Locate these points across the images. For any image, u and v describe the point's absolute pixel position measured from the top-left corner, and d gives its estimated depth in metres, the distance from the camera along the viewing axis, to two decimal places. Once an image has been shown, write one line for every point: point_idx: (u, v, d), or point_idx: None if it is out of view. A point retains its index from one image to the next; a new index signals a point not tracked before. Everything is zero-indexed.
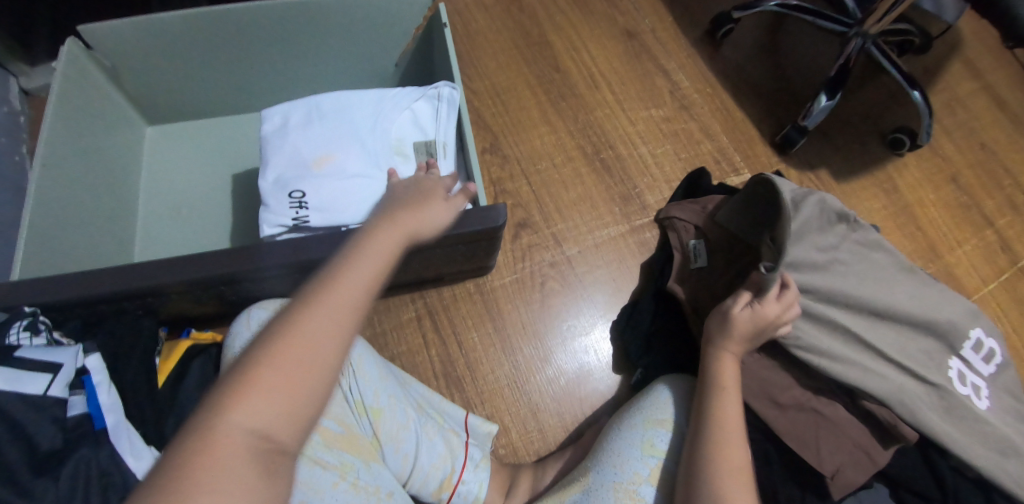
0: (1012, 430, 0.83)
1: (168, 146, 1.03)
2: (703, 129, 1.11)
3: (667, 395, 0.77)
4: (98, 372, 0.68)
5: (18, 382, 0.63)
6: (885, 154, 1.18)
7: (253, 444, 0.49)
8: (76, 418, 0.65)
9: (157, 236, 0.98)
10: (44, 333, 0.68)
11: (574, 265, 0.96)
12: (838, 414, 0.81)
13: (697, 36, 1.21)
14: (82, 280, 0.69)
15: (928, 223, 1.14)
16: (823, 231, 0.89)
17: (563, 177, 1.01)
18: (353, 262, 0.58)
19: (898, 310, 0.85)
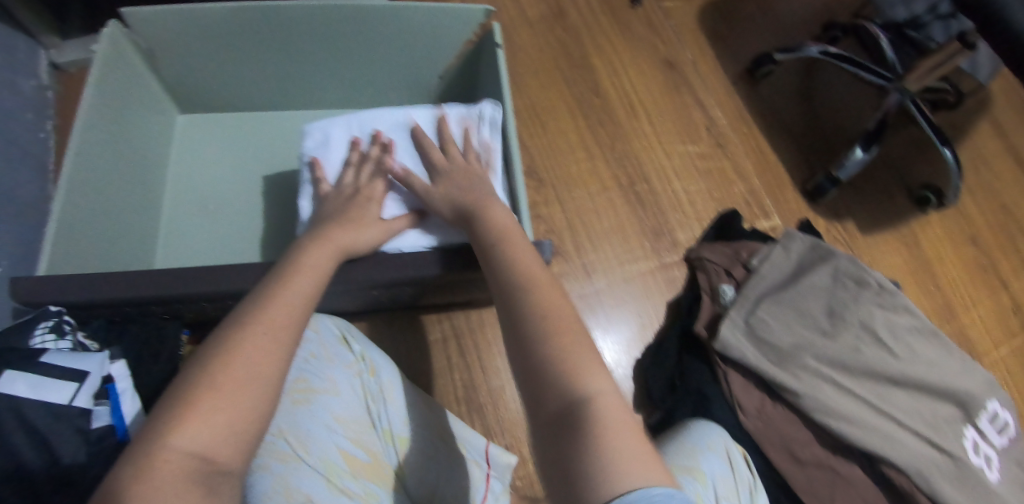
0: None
1: (197, 136, 1.00)
2: (737, 168, 1.11)
3: (692, 442, 0.76)
4: (121, 380, 0.65)
5: (43, 390, 0.59)
6: (910, 209, 1.17)
7: (192, 463, 0.53)
8: (99, 432, 0.61)
9: (178, 230, 0.94)
10: (69, 336, 0.65)
11: (603, 297, 0.96)
12: (855, 475, 0.82)
13: (737, 72, 1.20)
14: (110, 283, 0.66)
15: (948, 283, 1.14)
16: (846, 295, 0.90)
17: (597, 206, 1.01)
18: (287, 287, 0.64)
19: (918, 379, 0.86)
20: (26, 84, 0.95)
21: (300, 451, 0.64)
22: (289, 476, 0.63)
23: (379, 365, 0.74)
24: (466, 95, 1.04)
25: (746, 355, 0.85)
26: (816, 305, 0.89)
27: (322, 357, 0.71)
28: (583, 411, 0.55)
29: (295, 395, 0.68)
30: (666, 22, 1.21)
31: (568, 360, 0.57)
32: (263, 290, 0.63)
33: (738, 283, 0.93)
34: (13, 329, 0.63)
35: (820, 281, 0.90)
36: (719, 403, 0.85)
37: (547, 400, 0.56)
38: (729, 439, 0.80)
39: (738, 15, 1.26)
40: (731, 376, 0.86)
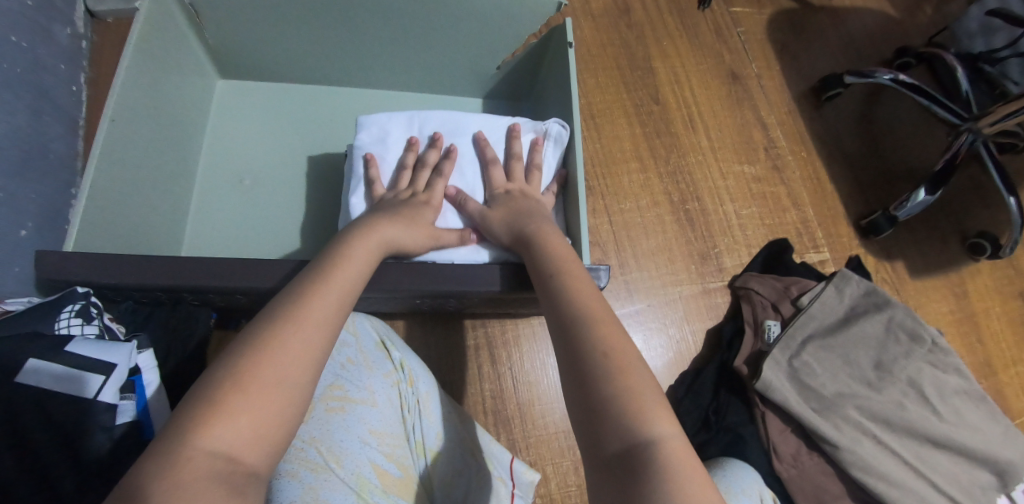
0: None
1: (237, 104, 0.95)
2: (792, 196, 1.07)
3: (727, 485, 0.74)
4: (149, 372, 0.62)
5: (69, 381, 0.56)
6: (962, 256, 1.13)
7: (220, 467, 0.46)
8: (124, 428, 0.59)
9: (210, 201, 0.89)
10: (96, 320, 0.61)
11: (642, 318, 0.93)
12: None
13: (802, 92, 1.15)
14: (144, 268, 0.63)
15: (991, 337, 1.10)
16: (896, 349, 0.86)
17: (645, 222, 0.97)
18: (334, 278, 0.58)
19: (960, 443, 0.83)
20: (63, 33, 0.85)
21: (332, 462, 0.62)
22: (318, 486, 0.60)
23: (416, 375, 0.73)
24: (523, 88, 1.00)
25: (789, 399, 0.83)
26: (863, 356, 0.86)
27: (360, 365, 0.69)
28: (648, 457, 0.49)
29: (329, 403, 0.66)
30: (734, 29, 1.15)
31: (632, 399, 0.52)
32: (307, 279, 0.58)
33: (784, 320, 0.90)
34: (37, 311, 0.59)
35: (872, 329, 0.87)
36: (754, 444, 0.83)
37: (606, 443, 0.51)
38: (762, 484, 0.78)
39: (809, 29, 1.20)
40: (769, 418, 0.83)
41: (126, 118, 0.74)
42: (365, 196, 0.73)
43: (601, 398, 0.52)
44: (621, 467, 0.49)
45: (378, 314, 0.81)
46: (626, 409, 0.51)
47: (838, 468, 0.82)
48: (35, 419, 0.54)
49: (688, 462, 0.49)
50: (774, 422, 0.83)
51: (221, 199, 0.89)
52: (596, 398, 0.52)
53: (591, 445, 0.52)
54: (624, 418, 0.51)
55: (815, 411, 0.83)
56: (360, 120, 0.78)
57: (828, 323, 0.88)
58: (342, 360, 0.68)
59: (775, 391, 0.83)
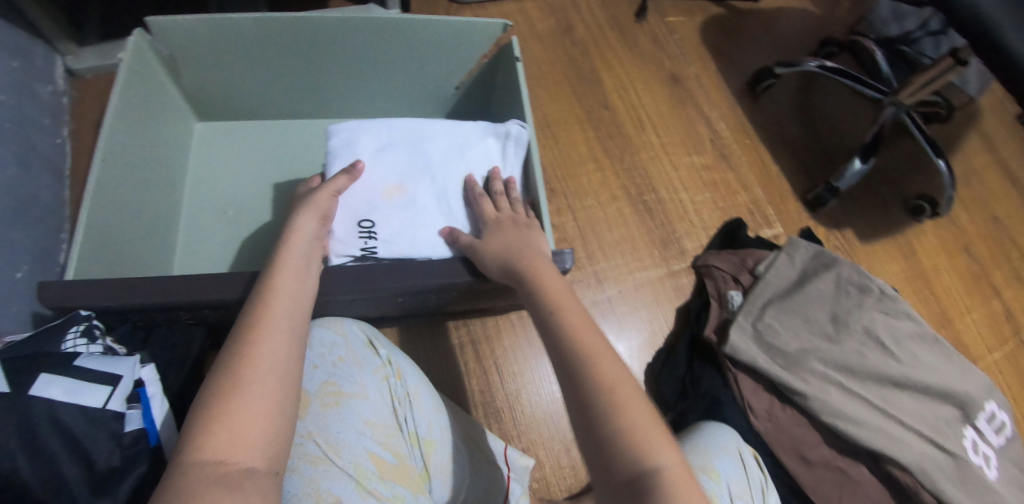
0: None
1: (216, 144, 1.01)
2: (741, 180, 1.15)
3: (706, 445, 0.78)
4: (152, 385, 0.67)
5: (78, 393, 0.60)
6: (906, 219, 1.22)
7: (217, 472, 0.50)
8: (132, 435, 0.63)
9: (198, 236, 0.94)
10: (99, 340, 0.66)
11: (615, 304, 0.98)
12: (861, 474, 0.84)
13: (738, 87, 1.24)
14: (142, 289, 0.67)
15: (943, 290, 1.20)
16: (848, 302, 0.92)
17: (607, 215, 1.03)
18: (283, 283, 0.62)
19: (920, 382, 0.88)
20: (46, 91, 0.91)
21: (330, 454, 0.65)
22: (319, 477, 0.63)
23: (404, 369, 0.76)
24: (480, 105, 1.07)
25: (756, 359, 0.88)
26: (820, 312, 0.92)
27: (351, 363, 0.72)
28: (652, 487, 0.52)
29: (325, 400, 0.68)
30: (670, 37, 1.25)
31: (633, 428, 0.55)
32: (257, 292, 0.61)
33: (744, 290, 0.96)
34: (45, 333, 0.64)
35: (824, 289, 0.93)
36: (731, 404, 0.88)
37: (615, 470, 0.54)
38: (740, 440, 0.81)
39: (739, 30, 1.30)
40: (741, 379, 0.88)
41: (113, 162, 0.79)
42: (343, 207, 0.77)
43: (606, 430, 0.55)
44: (629, 496, 0.52)
45: (367, 318, 0.86)
46: (631, 440, 0.54)
47: (813, 420, 0.86)
48: (44, 425, 0.57)
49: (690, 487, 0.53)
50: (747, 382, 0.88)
51: (208, 233, 0.94)
52: (601, 432, 0.55)
53: (602, 471, 0.55)
54: (631, 450, 0.54)
55: (785, 368, 0.88)
56: (333, 132, 0.82)
57: (784, 286, 0.94)
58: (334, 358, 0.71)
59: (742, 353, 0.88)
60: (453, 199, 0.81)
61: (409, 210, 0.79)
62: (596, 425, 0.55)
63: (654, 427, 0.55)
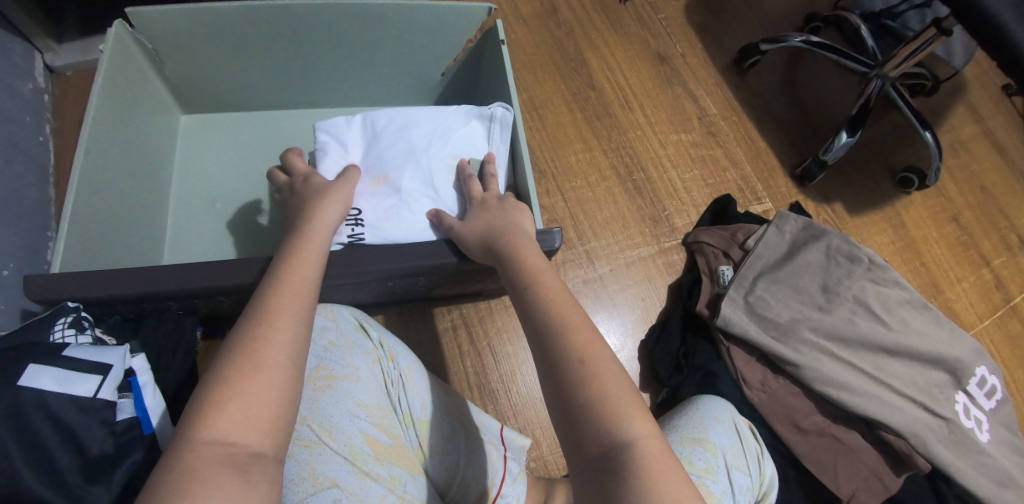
0: (1011, 463, 0.87)
1: (201, 136, 1.00)
2: (729, 156, 1.15)
3: (701, 416, 0.78)
4: (144, 374, 0.66)
5: (68, 382, 0.60)
6: (893, 191, 1.24)
7: (225, 452, 0.50)
8: (125, 423, 0.63)
9: (187, 227, 0.94)
10: (88, 331, 0.66)
11: (606, 282, 0.98)
12: (855, 440, 0.85)
13: (724, 64, 1.24)
14: (131, 279, 0.67)
15: (932, 260, 1.21)
16: (838, 272, 0.93)
17: (596, 194, 1.03)
18: (299, 267, 0.62)
19: (911, 348, 0.89)
20: (26, 87, 0.91)
21: (324, 436, 0.65)
22: (314, 461, 0.63)
23: (396, 351, 0.76)
24: (466, 89, 1.07)
25: (749, 330, 0.88)
26: (811, 282, 0.93)
27: (343, 347, 0.72)
28: (625, 460, 0.50)
29: (318, 385, 0.68)
30: (655, 17, 1.25)
31: (608, 401, 0.53)
32: (272, 274, 0.61)
33: (735, 264, 0.96)
34: (33, 325, 0.64)
35: (816, 260, 0.94)
36: (724, 377, 0.88)
37: (587, 444, 0.52)
38: (735, 412, 0.82)
39: (724, 8, 1.30)
40: (734, 351, 0.89)
41: (97, 155, 0.79)
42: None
43: (578, 406, 0.53)
44: (601, 470, 0.51)
45: (359, 306, 0.86)
46: (605, 413, 0.52)
47: (806, 389, 0.87)
48: (35, 415, 0.57)
49: (664, 462, 0.51)
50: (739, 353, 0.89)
51: (197, 225, 0.94)
52: (575, 404, 0.53)
53: (574, 446, 0.53)
54: (604, 423, 0.52)
55: (777, 339, 0.89)
56: (316, 123, 0.78)
57: (773, 259, 0.95)
58: (325, 343, 0.70)
59: (734, 326, 0.89)
60: (441, 186, 0.78)
61: (396, 198, 0.76)
62: (569, 399, 0.54)
63: (629, 400, 0.53)
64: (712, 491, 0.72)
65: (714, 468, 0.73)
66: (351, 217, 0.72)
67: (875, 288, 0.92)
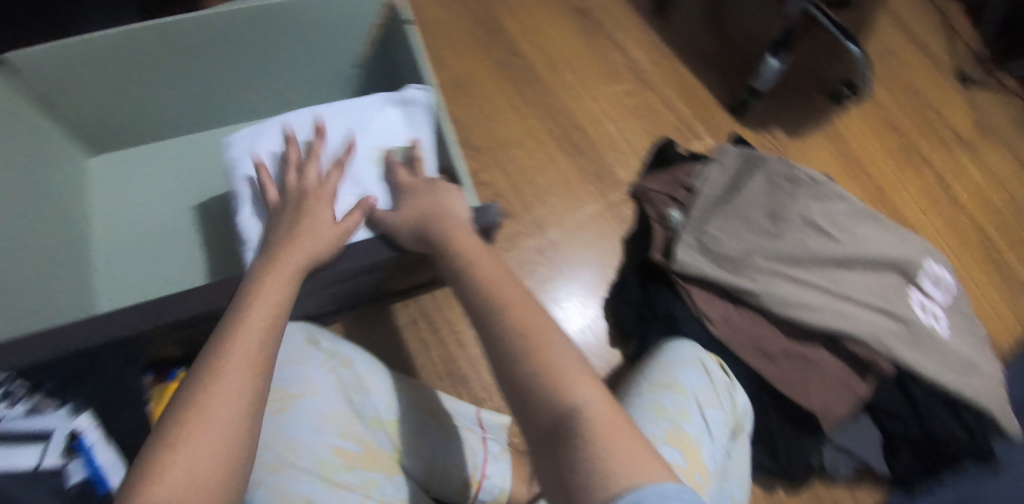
0: (971, 349, 0.90)
1: (117, 175, 0.97)
2: (664, 100, 1.15)
3: (668, 361, 0.79)
4: (91, 432, 0.65)
5: (8, 456, 0.58)
6: (830, 106, 1.25)
7: (193, 485, 0.47)
8: (76, 487, 0.62)
9: (118, 271, 0.91)
10: (21, 402, 0.61)
11: (560, 247, 0.97)
12: (822, 356, 0.87)
13: (645, 9, 1.23)
14: (62, 338, 0.61)
15: (874, 169, 1.24)
16: (782, 196, 0.94)
17: (536, 162, 1.02)
18: (266, 285, 0.59)
19: (864, 257, 0.91)
20: None
21: (288, 457, 0.61)
22: (283, 483, 0.59)
23: (352, 355, 0.70)
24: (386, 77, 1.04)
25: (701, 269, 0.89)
26: (758, 211, 0.94)
27: (293, 363, 0.67)
28: (575, 427, 0.50)
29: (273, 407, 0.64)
30: None
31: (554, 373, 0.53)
32: (238, 295, 0.58)
33: (682, 206, 0.96)
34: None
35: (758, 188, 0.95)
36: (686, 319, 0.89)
37: (538, 418, 0.52)
38: (702, 351, 0.82)
39: None
40: (693, 292, 0.89)
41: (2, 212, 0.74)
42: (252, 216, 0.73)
43: (524, 382, 0.53)
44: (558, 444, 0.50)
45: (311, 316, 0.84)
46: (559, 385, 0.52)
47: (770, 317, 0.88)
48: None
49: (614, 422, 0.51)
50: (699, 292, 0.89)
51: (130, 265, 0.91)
52: (521, 380, 0.53)
53: (527, 422, 0.53)
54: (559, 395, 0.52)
55: (733, 272, 0.90)
56: (225, 139, 0.76)
57: (717, 195, 0.95)
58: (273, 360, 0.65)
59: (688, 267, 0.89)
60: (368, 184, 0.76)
61: None
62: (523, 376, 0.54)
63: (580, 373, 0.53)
64: (685, 431, 0.73)
65: (685, 409, 0.75)
66: None
67: (820, 205, 0.93)
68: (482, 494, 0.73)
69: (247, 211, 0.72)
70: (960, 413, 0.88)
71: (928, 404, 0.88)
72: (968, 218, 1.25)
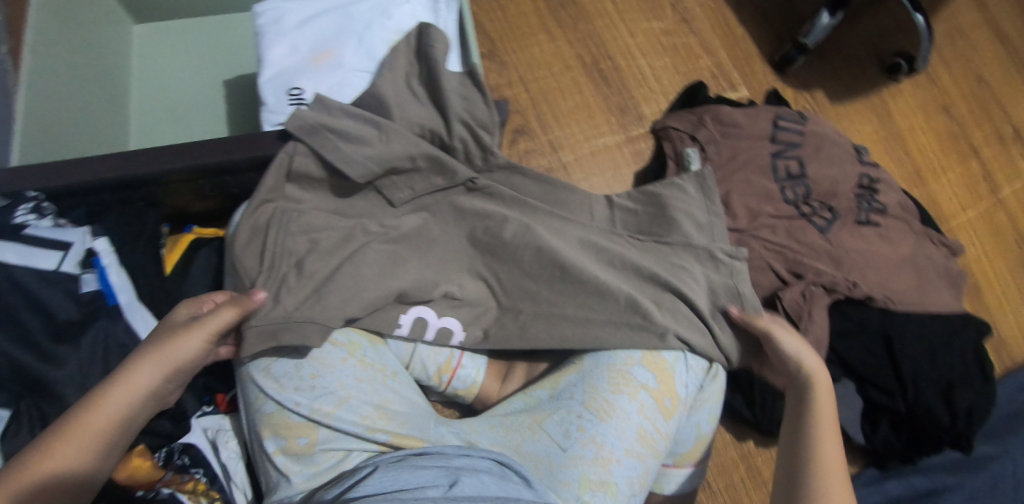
0: (851, 244, 0.87)
1: (161, 41, 0.94)
2: (703, 43, 1.12)
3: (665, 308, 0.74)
4: (106, 255, 0.68)
5: (31, 257, 0.64)
6: (881, 80, 1.19)
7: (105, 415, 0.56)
8: (90, 294, 0.66)
9: (146, 113, 0.91)
10: (49, 216, 0.66)
11: (570, 171, 1.01)
12: (818, 297, 0.83)
13: None
14: (94, 165, 0.66)
15: (917, 148, 1.18)
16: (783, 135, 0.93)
17: (560, 84, 1.05)
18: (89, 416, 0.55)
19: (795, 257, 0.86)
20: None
21: None
22: None
23: None
24: None
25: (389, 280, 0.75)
26: None
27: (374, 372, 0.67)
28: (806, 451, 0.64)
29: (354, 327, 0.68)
30: None
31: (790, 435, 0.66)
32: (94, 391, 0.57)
33: (702, 145, 0.93)
34: None
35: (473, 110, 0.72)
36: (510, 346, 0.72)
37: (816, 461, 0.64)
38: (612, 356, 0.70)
39: None
40: None
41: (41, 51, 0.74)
42: (273, 77, 0.77)
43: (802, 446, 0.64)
44: None
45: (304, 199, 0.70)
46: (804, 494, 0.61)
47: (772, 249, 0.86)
48: (5, 285, 0.62)
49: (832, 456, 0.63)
50: (431, 257, 0.72)
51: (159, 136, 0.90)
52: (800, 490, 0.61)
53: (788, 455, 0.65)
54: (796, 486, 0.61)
55: (753, 220, 0.88)
56: (257, 9, 0.80)
57: (739, 117, 0.94)
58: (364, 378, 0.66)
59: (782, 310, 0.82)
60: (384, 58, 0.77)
61: (336, 71, 0.76)
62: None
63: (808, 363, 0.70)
64: (666, 357, 0.70)
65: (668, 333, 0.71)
66: (293, 97, 0.75)
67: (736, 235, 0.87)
68: (456, 383, 0.74)
69: (272, 73, 0.77)
70: (953, 400, 0.84)
71: (918, 382, 0.84)
72: (1010, 219, 1.19)
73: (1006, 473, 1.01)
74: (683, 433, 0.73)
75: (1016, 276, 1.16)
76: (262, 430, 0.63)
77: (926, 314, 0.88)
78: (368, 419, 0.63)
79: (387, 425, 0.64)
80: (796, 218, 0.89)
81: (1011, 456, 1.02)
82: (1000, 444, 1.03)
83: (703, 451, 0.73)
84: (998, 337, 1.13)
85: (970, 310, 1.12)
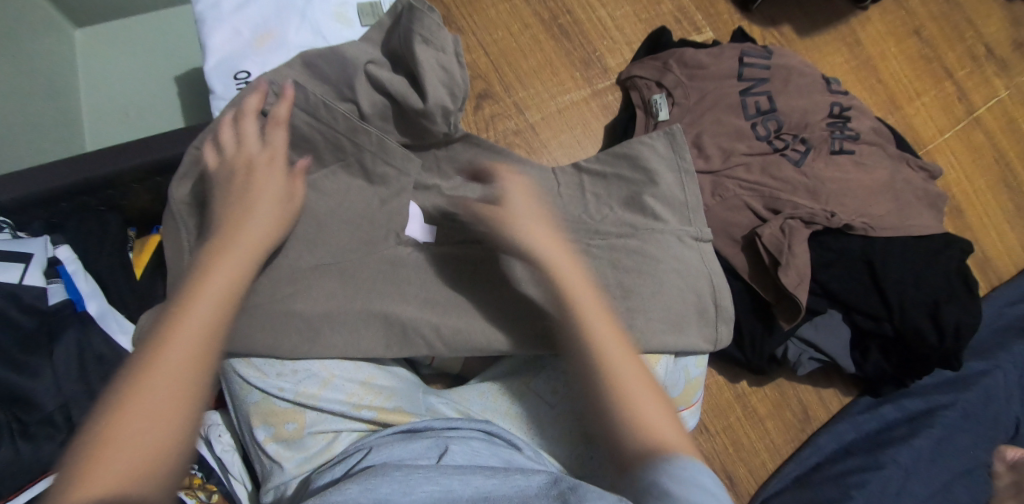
0: (825, 173, 0.87)
1: (105, 45, 0.91)
2: None
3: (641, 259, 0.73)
4: (70, 262, 0.68)
5: None
6: (847, 9, 1.18)
7: None
8: (57, 304, 0.66)
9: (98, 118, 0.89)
10: (7, 229, 0.67)
11: (538, 131, 1.01)
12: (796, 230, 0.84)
13: None
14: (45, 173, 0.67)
15: (889, 75, 1.17)
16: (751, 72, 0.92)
17: (520, 45, 1.03)
18: None
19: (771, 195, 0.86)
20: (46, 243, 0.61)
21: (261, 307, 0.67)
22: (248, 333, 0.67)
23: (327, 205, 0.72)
24: None
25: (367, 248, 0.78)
26: None
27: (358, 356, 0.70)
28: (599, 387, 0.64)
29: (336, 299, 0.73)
30: None
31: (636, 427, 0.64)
32: None
33: (669, 92, 0.92)
34: None
35: (432, 33, 0.71)
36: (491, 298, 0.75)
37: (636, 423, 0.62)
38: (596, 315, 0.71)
39: None
40: None
41: None
42: (218, 62, 0.78)
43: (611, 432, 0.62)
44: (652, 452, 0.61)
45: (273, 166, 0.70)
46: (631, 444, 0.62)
47: (746, 188, 0.87)
48: None
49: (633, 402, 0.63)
50: None
51: (114, 139, 0.89)
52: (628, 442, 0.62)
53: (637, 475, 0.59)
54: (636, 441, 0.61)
55: (725, 160, 0.88)
56: None
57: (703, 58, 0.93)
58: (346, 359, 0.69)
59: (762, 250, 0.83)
60: (328, 33, 0.81)
61: (281, 51, 0.79)
62: None
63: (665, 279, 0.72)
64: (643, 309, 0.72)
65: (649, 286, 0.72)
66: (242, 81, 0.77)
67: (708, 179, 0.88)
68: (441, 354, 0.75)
69: (216, 58, 0.78)
70: (939, 318, 0.83)
71: (904, 305, 0.84)
72: (986, 136, 1.18)
73: (997, 386, 1.02)
74: (673, 377, 0.74)
75: (995, 193, 1.16)
76: (253, 419, 0.65)
77: (907, 237, 0.87)
78: (354, 396, 0.67)
79: (374, 402, 0.67)
80: (769, 154, 0.89)
81: (1000, 371, 1.03)
82: (989, 360, 1.04)
83: (692, 393, 0.75)
84: (980, 256, 1.14)
85: (952, 232, 1.13)
